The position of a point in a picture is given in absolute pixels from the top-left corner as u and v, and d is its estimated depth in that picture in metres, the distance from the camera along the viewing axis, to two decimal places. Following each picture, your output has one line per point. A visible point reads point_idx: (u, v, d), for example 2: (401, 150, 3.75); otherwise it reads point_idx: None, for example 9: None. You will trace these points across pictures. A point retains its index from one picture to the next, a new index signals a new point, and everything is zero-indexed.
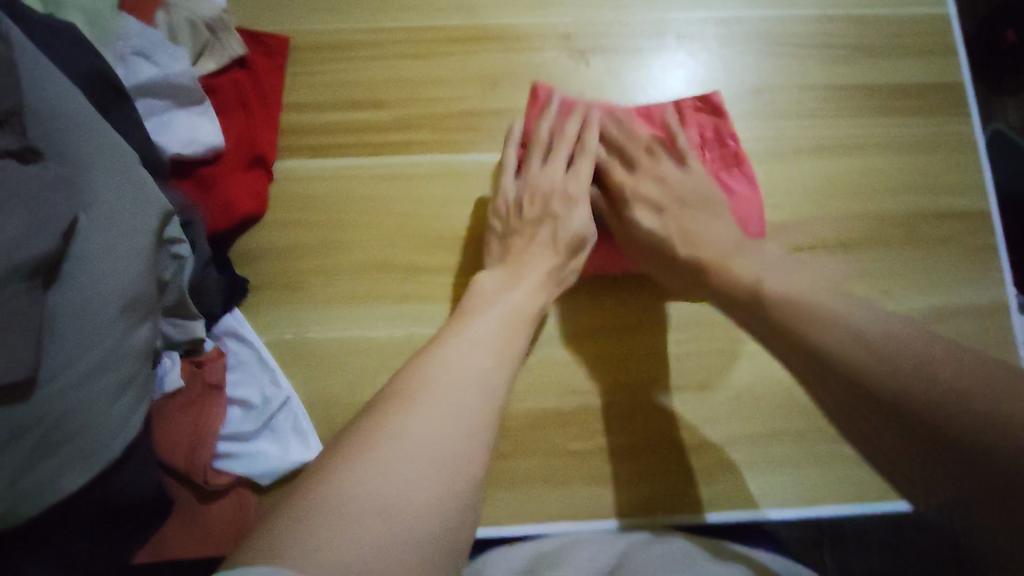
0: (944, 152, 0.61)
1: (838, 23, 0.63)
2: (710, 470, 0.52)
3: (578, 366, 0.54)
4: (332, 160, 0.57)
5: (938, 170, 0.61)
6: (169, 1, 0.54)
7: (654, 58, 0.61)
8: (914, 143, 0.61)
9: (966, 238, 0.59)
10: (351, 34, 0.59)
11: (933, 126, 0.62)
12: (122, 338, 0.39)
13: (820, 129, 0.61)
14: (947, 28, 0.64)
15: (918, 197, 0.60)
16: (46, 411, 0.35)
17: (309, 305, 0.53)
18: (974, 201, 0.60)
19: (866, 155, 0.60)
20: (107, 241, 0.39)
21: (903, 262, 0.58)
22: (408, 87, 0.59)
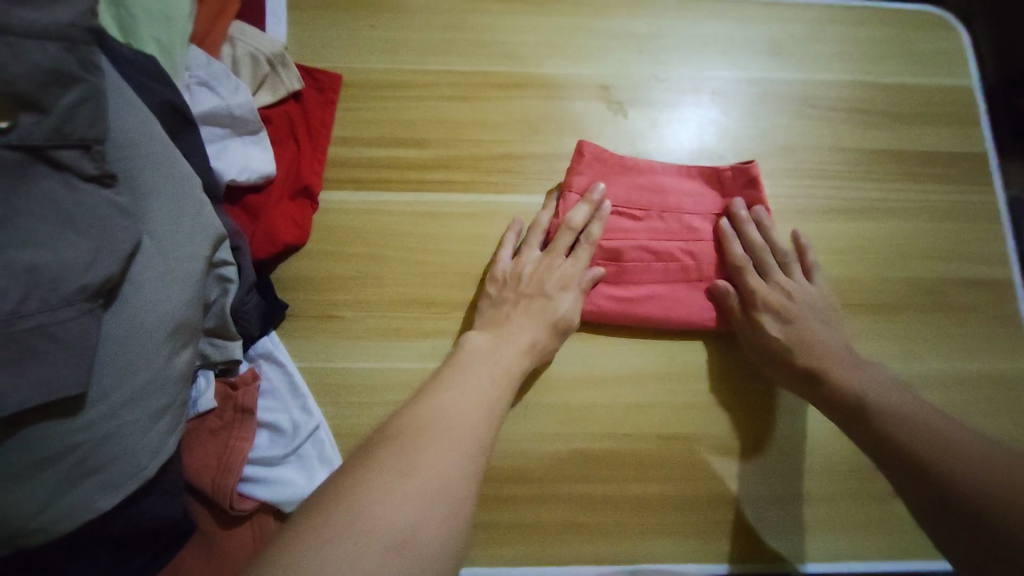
0: (970, 219, 0.62)
1: (867, 89, 0.66)
2: (727, 524, 0.52)
3: (604, 411, 0.54)
4: (374, 194, 0.58)
5: (964, 237, 0.62)
6: (235, 36, 0.57)
7: (687, 114, 0.64)
8: (942, 209, 0.62)
9: (992, 305, 0.60)
10: (400, 75, 0.62)
11: (959, 194, 0.63)
12: (165, 363, 0.40)
13: (849, 189, 0.62)
14: (972, 101, 0.67)
15: (944, 262, 0.61)
16: (91, 431, 0.37)
17: (341, 332, 0.55)
18: (1000, 270, 0.61)
19: (893, 218, 0.62)
20: (162, 267, 0.40)
21: (928, 326, 0.59)
22: (451, 128, 0.61)
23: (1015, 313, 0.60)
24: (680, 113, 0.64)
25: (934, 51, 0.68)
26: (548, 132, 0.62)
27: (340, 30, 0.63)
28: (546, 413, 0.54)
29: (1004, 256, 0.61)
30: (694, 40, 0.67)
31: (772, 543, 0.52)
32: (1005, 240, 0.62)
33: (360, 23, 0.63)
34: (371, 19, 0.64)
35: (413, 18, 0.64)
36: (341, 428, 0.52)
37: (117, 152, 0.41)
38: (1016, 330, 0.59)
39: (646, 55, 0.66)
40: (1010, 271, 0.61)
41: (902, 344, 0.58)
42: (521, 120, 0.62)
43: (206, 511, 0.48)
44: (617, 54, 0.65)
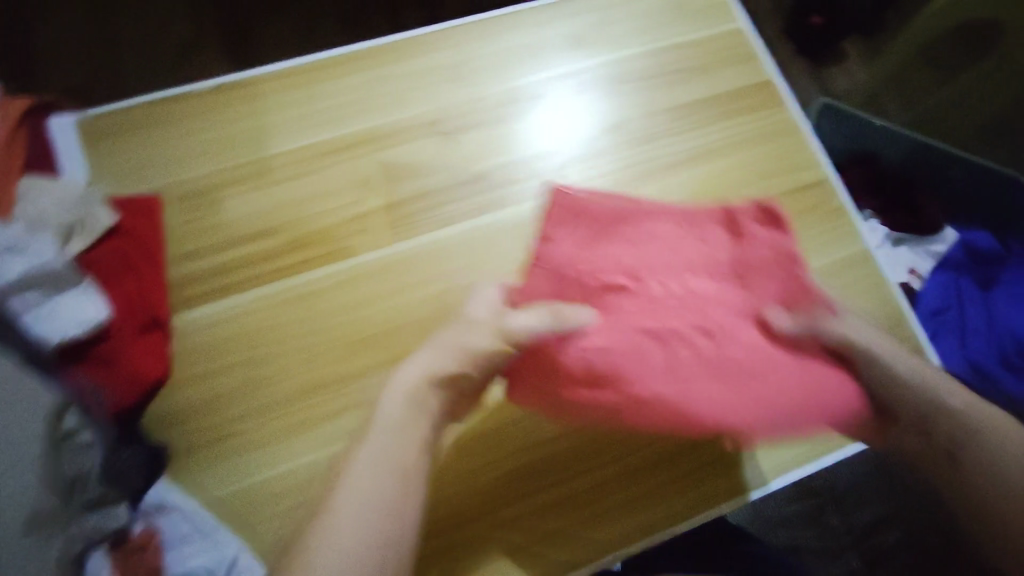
0: (779, 138, 0.69)
1: (661, 53, 0.72)
2: (664, 486, 0.55)
3: (521, 427, 0.55)
4: (228, 300, 0.56)
5: (778, 155, 0.69)
6: (24, 197, 0.55)
7: (516, 120, 0.67)
8: (752, 137, 0.69)
9: (819, 205, 0.67)
10: (219, 175, 0.61)
11: (763, 119, 0.70)
12: (36, 562, 0.37)
13: (671, 147, 0.68)
14: (749, 37, 0.74)
15: (767, 183, 0.67)
16: None
17: (233, 452, 0.52)
18: (815, 173, 0.68)
19: (715, 159, 0.68)
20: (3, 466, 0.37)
21: None
22: (287, 209, 0.60)
23: (839, 206, 0.67)
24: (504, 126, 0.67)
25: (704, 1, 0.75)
26: (384, 183, 0.63)
27: (143, 150, 0.61)
28: (466, 450, 0.54)
29: (815, 160, 0.69)
30: (492, 56, 0.70)
31: (709, 490, 0.55)
32: (812, 147, 0.69)
33: (161, 135, 0.61)
34: (170, 130, 0.62)
35: (215, 114, 0.63)
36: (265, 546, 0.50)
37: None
38: (844, 220, 0.67)
39: (458, 82, 0.68)
40: (825, 171, 0.69)
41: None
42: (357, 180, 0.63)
43: None
44: (430, 89, 0.67)
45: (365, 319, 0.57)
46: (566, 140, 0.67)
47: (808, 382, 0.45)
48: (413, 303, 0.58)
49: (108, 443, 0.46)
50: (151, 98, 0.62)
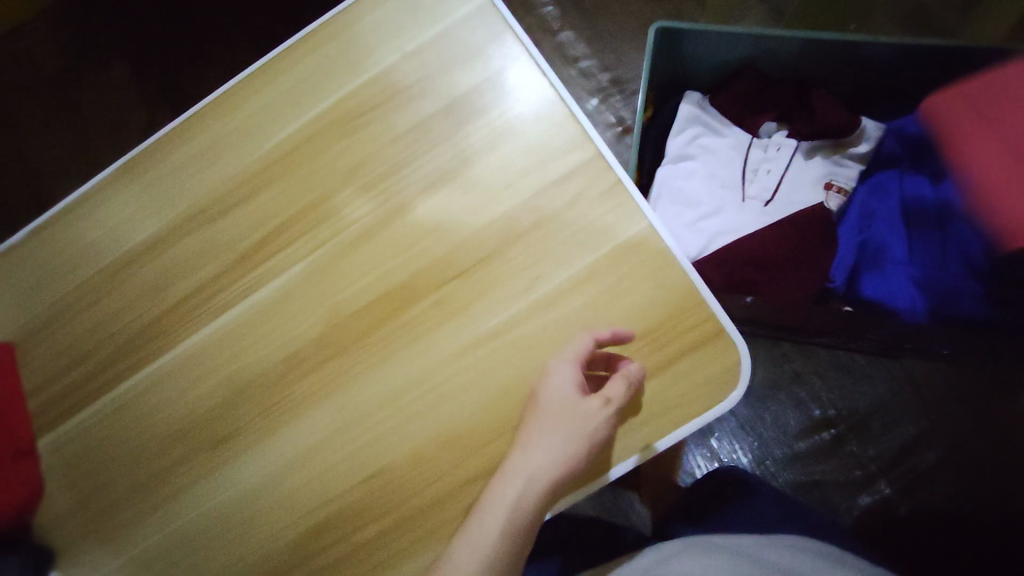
0: (537, 125, 0.63)
1: (406, 61, 0.66)
2: (452, 517, 0.60)
3: (318, 480, 0.63)
4: (70, 423, 0.67)
5: (537, 145, 0.63)
6: None
7: (387, 114, 0.66)
8: (508, 137, 0.63)
9: (589, 191, 0.61)
10: (42, 313, 0.70)
11: (517, 108, 0.64)
12: None
13: (422, 170, 0.65)
14: (495, 8, 0.66)
15: (531, 180, 0.62)
16: None
17: (105, 542, 0.66)
18: (584, 151, 0.62)
19: (469, 171, 0.64)
20: None
21: (539, 247, 0.61)
22: (99, 329, 0.69)
23: (613, 182, 0.61)
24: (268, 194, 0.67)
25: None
26: (172, 282, 0.68)
27: None
28: (276, 507, 0.64)
29: (581, 137, 0.62)
30: (245, 121, 0.69)
31: None
32: (576, 123, 0.63)
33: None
34: (0, 284, 0.71)
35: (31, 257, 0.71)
36: None
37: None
38: (620, 197, 0.61)
39: (213, 163, 0.68)
40: (594, 146, 0.62)
41: (519, 283, 0.61)
42: (151, 285, 0.68)
43: None
44: (189, 178, 0.69)
45: (177, 415, 0.66)
46: (451, 120, 0.65)
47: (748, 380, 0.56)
48: (232, 375, 0.65)
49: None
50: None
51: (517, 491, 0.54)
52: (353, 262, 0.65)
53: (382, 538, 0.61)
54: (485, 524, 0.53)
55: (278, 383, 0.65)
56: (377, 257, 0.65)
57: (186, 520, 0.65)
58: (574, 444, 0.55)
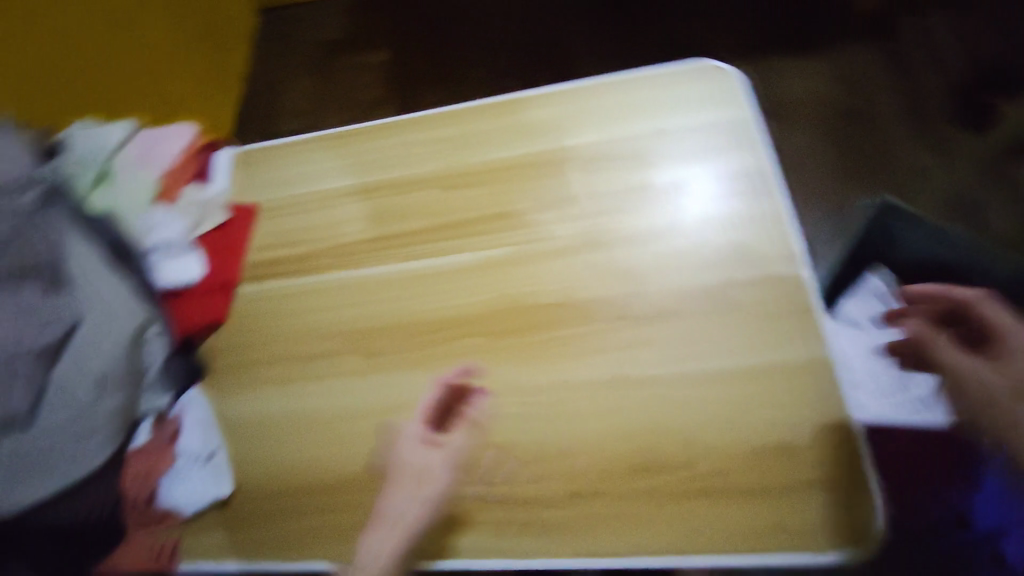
0: (751, 228, 0.69)
1: (656, 135, 0.77)
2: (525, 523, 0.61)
3: (424, 428, 0.67)
4: (275, 284, 0.82)
5: (744, 243, 0.69)
6: (187, 191, 0.86)
7: (606, 167, 0.77)
8: (724, 223, 0.70)
9: (778, 300, 0.65)
10: (297, 198, 0.87)
11: (738, 207, 0.71)
12: (88, 404, 0.66)
13: (632, 221, 0.73)
14: (753, 121, 0.74)
15: (728, 268, 0.68)
16: (43, 441, 0.64)
17: (236, 387, 0.75)
18: (787, 266, 0.66)
19: (673, 239, 0.71)
20: (92, 344, 0.68)
21: (711, 327, 0.65)
22: (332, 228, 0.84)
23: (803, 303, 0.64)
24: (500, 185, 0.80)
25: (711, 88, 0.78)
26: (400, 219, 0.82)
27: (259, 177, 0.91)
28: (379, 433, 0.68)
29: (790, 251, 0.66)
30: (509, 127, 0.84)
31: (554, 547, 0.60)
32: (790, 239, 0.68)
33: (271, 169, 0.90)
34: (279, 165, 0.90)
35: (307, 157, 0.90)
36: (233, 454, 0.71)
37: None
38: (806, 318, 0.63)
39: (471, 150, 0.84)
40: (799, 265, 0.66)
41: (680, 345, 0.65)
42: (379, 214, 0.84)
43: (136, 512, 0.68)
44: (450, 153, 0.85)
45: (348, 317, 0.77)
46: (656, 190, 0.74)
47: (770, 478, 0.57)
48: (405, 309, 0.76)
49: (164, 351, 0.73)
50: (281, 146, 0.93)
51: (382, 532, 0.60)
52: (543, 267, 0.73)
53: (458, 508, 0.63)
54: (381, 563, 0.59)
55: (433, 332, 0.73)
56: (570, 266, 0.72)
57: (310, 401, 0.73)
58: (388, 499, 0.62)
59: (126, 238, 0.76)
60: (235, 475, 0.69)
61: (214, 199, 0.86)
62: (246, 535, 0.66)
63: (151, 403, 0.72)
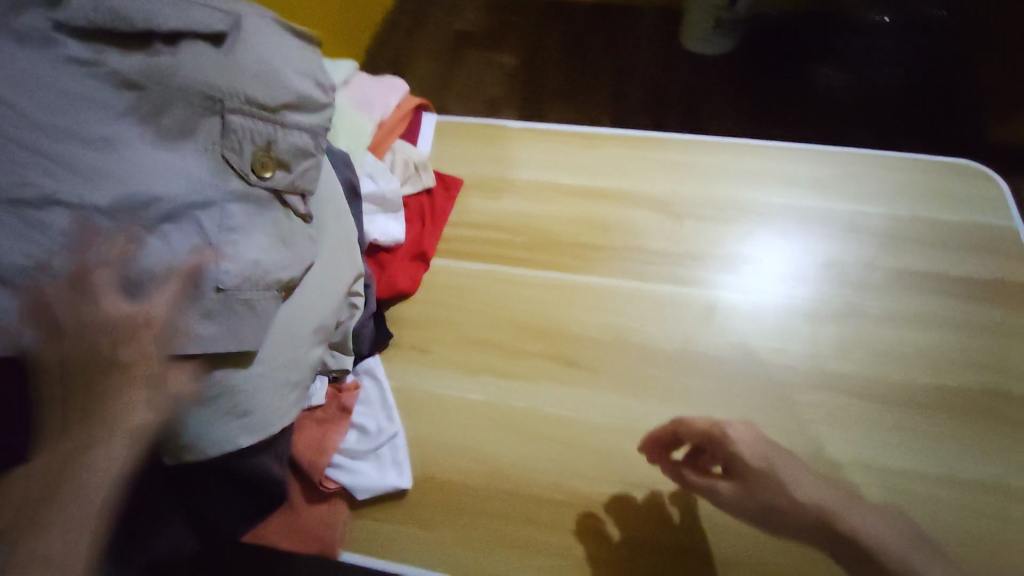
0: (1017, 344, 0.66)
1: (907, 221, 0.75)
2: None
3: (642, 464, 0.61)
4: (470, 263, 0.75)
5: (1005, 357, 0.65)
6: (394, 147, 0.81)
7: (815, 238, 0.74)
8: (983, 324, 0.67)
9: None
10: (507, 183, 0.82)
11: (1002, 318, 0.68)
12: (302, 352, 0.56)
13: (883, 302, 0.70)
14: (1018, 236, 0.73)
15: (990, 377, 0.64)
16: (245, 385, 0.51)
17: (426, 365, 0.67)
18: None
19: (927, 331, 0.67)
20: (319, 284, 0.58)
21: (975, 438, 0.61)
22: (540, 222, 0.78)
23: None
24: (732, 225, 0.76)
25: (975, 188, 0.77)
26: (619, 231, 0.76)
27: (463, 152, 0.86)
28: (589, 455, 0.61)
29: None
30: (747, 172, 0.80)
31: None
32: None
33: (478, 150, 0.86)
34: (491, 149, 0.86)
35: (524, 146, 0.86)
36: (415, 439, 0.63)
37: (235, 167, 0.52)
38: None
39: (700, 182, 0.80)
40: None
41: (924, 440, 0.61)
42: (595, 219, 0.78)
43: (299, 484, 0.59)
44: (678, 178, 0.81)
45: (554, 319, 0.70)
46: (864, 273, 0.72)
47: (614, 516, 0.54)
48: (620, 326, 0.69)
49: (364, 310, 0.65)
50: (493, 129, 0.89)
51: (111, 460, 0.41)
52: (783, 327, 0.68)
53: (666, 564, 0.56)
54: (65, 505, 0.39)
55: (656, 359, 0.67)
56: (802, 331, 0.68)
57: (505, 400, 0.65)
58: (76, 421, 0.41)
59: (350, 175, 0.67)
60: (416, 464, 0.61)
61: (421, 161, 0.80)
62: (419, 536, 0.58)
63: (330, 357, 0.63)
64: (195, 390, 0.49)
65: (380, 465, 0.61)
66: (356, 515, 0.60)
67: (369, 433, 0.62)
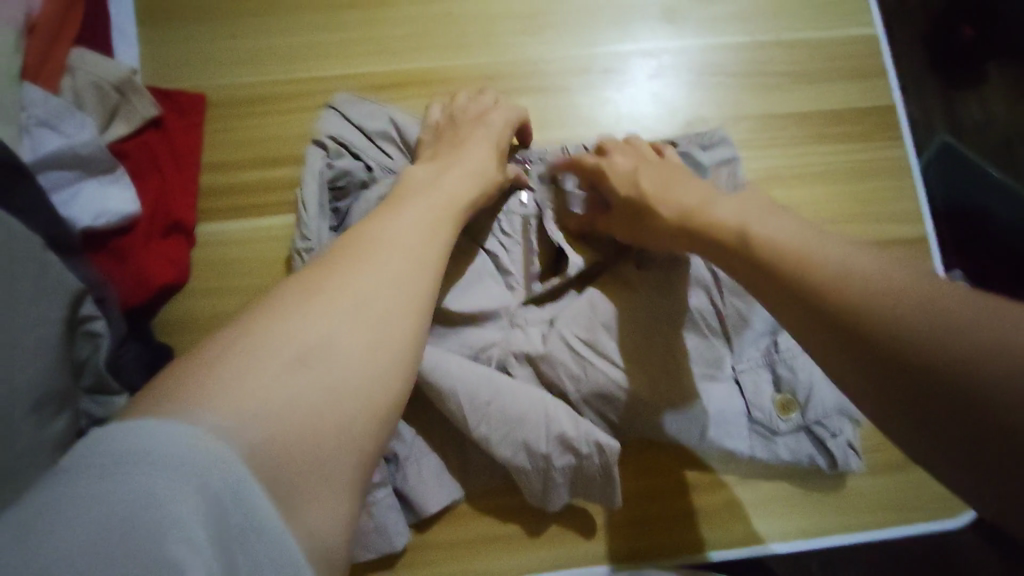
0: (869, 124, 0.58)
1: (769, 49, 0.60)
2: (683, 514, 0.51)
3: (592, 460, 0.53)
4: (239, 222, 0.54)
5: (863, 137, 0.58)
6: (74, 64, 0.52)
7: (614, 86, 0.58)
8: (829, 129, 0.58)
9: (891, 207, 0.57)
10: (248, 87, 0.57)
11: (863, 97, 0.59)
12: (33, 433, 0.41)
13: (751, 136, 0.57)
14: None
15: (856, 187, 0.57)
16: None
17: None
18: (899, 175, 0.58)
19: (819, 143, 0.58)
20: (21, 298, 0.41)
21: (853, 204, 0.56)
22: (279, 145, 0.56)
23: (919, 212, 0.57)
24: (595, 93, 0.58)
25: None
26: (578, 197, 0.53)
27: (173, 48, 0.57)
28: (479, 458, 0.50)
29: (900, 140, 0.58)
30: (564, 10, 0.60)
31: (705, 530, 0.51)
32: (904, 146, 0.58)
33: (195, 40, 0.57)
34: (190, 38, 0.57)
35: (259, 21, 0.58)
36: None
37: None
38: (917, 238, 0.56)
39: (530, 36, 0.59)
40: (906, 151, 0.58)
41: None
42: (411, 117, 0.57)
43: None
44: (488, 36, 0.59)
45: None
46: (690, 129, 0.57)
47: (497, 385, 0.48)
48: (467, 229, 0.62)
49: (113, 335, 0.48)
50: None
51: None
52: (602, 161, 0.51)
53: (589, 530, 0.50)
54: None
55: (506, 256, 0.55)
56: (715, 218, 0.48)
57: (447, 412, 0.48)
58: None
59: (57, 157, 0.48)
60: None
61: (122, 72, 0.52)
62: None
63: (784, 368, 0.51)
64: None
65: (402, 515, 0.49)
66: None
67: (380, 483, 0.48)
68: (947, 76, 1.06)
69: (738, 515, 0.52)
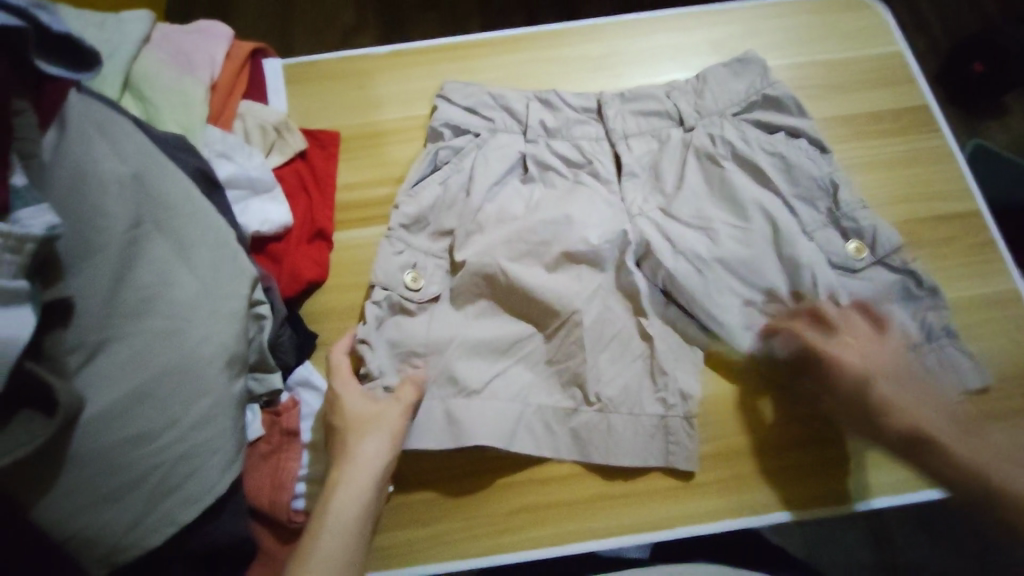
0: (907, 123, 0.67)
1: (809, 66, 0.70)
2: (783, 472, 0.55)
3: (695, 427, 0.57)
4: (368, 229, 0.64)
5: (901, 133, 0.66)
6: (242, 111, 0.65)
7: None
8: (872, 127, 0.66)
9: (937, 190, 0.64)
10: (373, 123, 0.69)
11: (900, 100, 0.68)
12: (224, 389, 0.46)
13: None
14: (885, 21, 0.72)
15: (902, 174, 0.65)
16: (149, 465, 0.42)
17: None
18: (941, 164, 0.65)
19: (864, 140, 0.66)
20: (214, 272, 0.48)
21: (900, 187, 0.64)
22: (400, 166, 0.67)
23: (964, 194, 0.64)
24: None
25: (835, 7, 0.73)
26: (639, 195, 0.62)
27: (316, 98, 0.70)
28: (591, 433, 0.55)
29: (940, 136, 0.66)
30: (629, 48, 0.72)
31: (800, 486, 0.55)
32: (943, 138, 0.66)
33: (331, 89, 0.71)
34: (328, 89, 0.71)
35: (381, 74, 0.72)
36: None
37: (131, 158, 0.47)
38: (965, 214, 0.63)
39: (602, 72, 0.71)
40: (946, 145, 0.66)
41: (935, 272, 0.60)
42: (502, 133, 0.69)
43: (264, 529, 0.52)
44: (568, 73, 0.71)
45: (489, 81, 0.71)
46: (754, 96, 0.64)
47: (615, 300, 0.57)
48: (583, 80, 0.71)
49: (275, 318, 0.55)
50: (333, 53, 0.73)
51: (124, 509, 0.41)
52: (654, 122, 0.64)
53: (696, 489, 0.55)
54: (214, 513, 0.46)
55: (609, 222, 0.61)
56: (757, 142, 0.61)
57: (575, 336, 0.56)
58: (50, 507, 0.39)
59: (234, 178, 0.59)
60: None
61: (279, 114, 0.65)
62: (430, 508, 0.54)
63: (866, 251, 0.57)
64: (121, 495, 0.41)
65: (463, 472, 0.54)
66: (380, 535, 0.53)
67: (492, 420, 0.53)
68: (965, 110, 1.15)
69: (822, 472, 0.55)
